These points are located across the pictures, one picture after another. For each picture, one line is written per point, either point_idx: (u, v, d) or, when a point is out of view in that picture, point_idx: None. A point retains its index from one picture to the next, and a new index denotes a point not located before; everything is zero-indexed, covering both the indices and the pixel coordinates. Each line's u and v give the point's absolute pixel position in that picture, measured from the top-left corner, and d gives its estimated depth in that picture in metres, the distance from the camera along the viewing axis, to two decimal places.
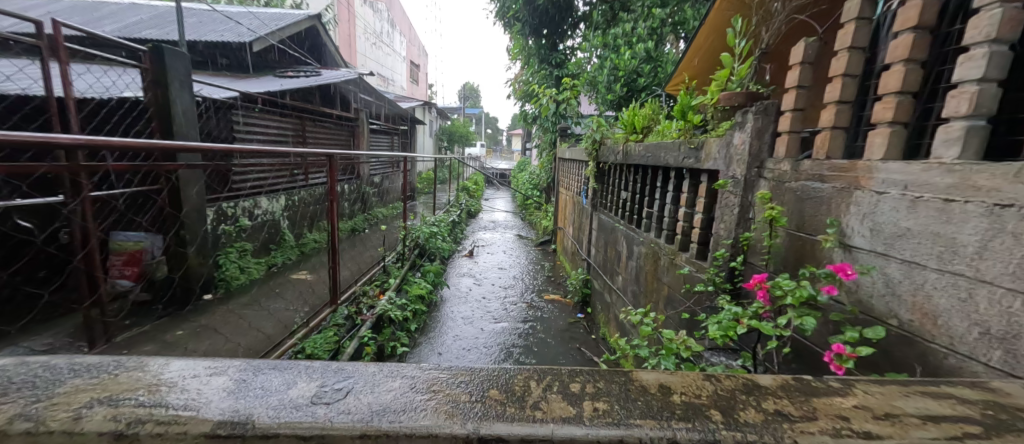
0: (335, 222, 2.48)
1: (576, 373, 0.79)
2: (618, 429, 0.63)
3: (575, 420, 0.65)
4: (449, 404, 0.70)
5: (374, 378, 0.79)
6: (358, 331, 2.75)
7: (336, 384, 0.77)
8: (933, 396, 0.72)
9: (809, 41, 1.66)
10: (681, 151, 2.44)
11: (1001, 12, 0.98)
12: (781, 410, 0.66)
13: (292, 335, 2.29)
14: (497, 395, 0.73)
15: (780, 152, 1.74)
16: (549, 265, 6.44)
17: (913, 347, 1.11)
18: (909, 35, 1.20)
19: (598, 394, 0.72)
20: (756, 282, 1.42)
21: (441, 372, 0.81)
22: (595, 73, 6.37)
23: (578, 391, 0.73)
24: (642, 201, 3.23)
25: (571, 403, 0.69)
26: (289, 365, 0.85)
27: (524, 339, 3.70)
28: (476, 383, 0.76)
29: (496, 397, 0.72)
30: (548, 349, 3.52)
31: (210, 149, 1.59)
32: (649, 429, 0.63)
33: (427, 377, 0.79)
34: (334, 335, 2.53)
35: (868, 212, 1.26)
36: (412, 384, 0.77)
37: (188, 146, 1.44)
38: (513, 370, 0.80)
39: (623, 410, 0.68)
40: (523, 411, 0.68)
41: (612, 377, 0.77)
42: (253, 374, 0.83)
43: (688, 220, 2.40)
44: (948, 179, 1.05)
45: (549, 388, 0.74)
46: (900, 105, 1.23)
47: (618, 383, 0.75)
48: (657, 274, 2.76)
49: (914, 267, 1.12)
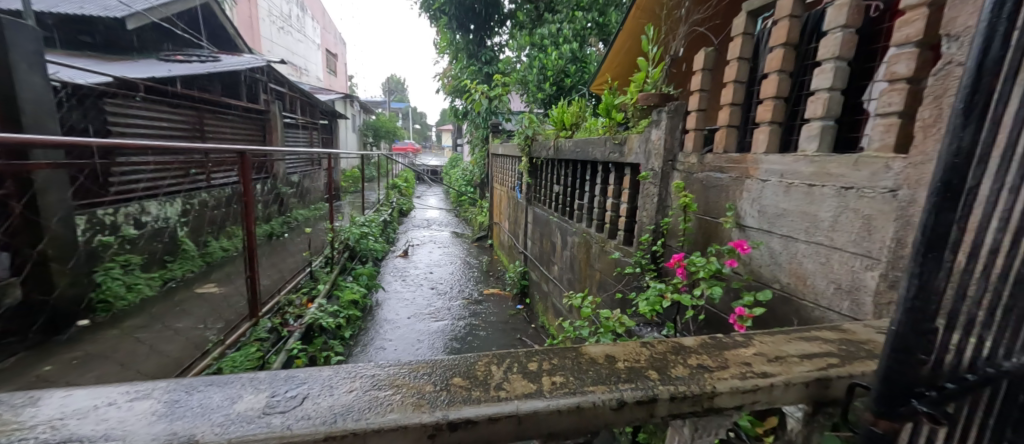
0: (252, 226, 2.29)
1: (529, 353, 0.79)
2: (574, 397, 0.64)
3: (536, 394, 0.65)
4: (414, 396, 0.68)
5: (332, 380, 0.73)
6: (285, 343, 2.51)
7: (289, 392, 0.70)
8: (806, 339, 0.92)
9: (708, 51, 1.92)
10: (606, 146, 2.67)
11: (841, 36, 1.24)
12: (702, 364, 0.75)
13: (206, 355, 2.07)
14: (460, 382, 0.71)
15: (688, 147, 2.00)
16: (487, 260, 6.52)
17: (792, 305, 1.37)
18: (780, 50, 1.46)
19: (554, 369, 0.72)
20: (676, 261, 1.63)
21: (401, 368, 0.78)
22: (523, 70, 6.57)
23: (535, 369, 0.72)
24: (573, 193, 3.46)
25: (531, 380, 0.69)
26: (231, 379, 0.76)
27: (467, 333, 3.81)
28: (438, 373, 0.75)
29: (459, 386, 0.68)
30: (492, 341, 3.65)
31: (87, 144, 1.39)
32: (600, 394, 0.64)
33: (387, 374, 0.76)
34: (257, 350, 2.26)
35: (758, 198, 1.53)
36: (373, 382, 0.73)
37: (50, 141, 1.24)
38: (473, 358, 0.79)
39: (578, 380, 0.68)
40: (488, 393, 0.66)
41: (563, 353, 0.78)
42: (187, 393, 0.72)
43: (615, 209, 2.64)
44: (811, 168, 1.31)
45: (509, 369, 0.73)
46: (776, 107, 1.50)
47: (570, 358, 0.76)
48: (589, 261, 2.99)
49: (789, 240, 1.39)
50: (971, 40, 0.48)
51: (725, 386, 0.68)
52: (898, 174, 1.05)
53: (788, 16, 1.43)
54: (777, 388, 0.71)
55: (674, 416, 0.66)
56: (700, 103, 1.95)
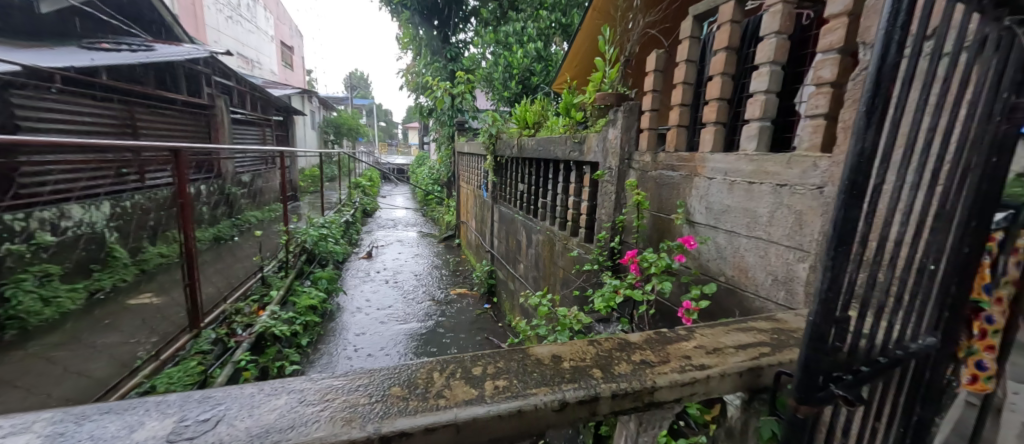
0: (189, 229, 2.15)
1: (473, 357, 0.78)
2: (516, 400, 0.63)
3: (477, 400, 0.63)
4: (346, 410, 0.62)
5: (253, 399, 0.65)
6: (231, 355, 2.35)
7: (201, 415, 0.62)
8: (743, 330, 0.97)
9: (659, 53, 1.98)
10: (567, 145, 2.70)
11: (775, 41, 1.31)
12: (645, 359, 0.77)
13: (133, 373, 1.92)
14: (400, 391, 0.67)
15: (643, 147, 2.06)
16: (455, 260, 6.44)
17: (735, 296, 1.45)
18: (723, 54, 1.53)
19: (499, 373, 0.71)
20: (629, 257, 1.68)
21: (336, 380, 0.71)
22: (488, 68, 6.53)
23: (479, 374, 0.71)
24: (537, 191, 3.48)
25: (474, 385, 0.67)
26: (132, 405, 0.65)
27: (433, 335, 3.75)
28: (377, 384, 0.69)
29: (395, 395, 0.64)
30: (458, 342, 3.61)
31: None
32: (543, 396, 0.64)
33: (318, 388, 0.68)
34: (198, 364, 2.10)
35: (705, 195, 1.59)
36: (301, 398, 0.66)
37: None
38: (416, 365, 0.75)
39: (522, 383, 0.68)
40: (427, 402, 0.63)
41: (509, 355, 0.78)
42: (75, 424, 0.61)
43: (576, 207, 2.68)
44: (750, 166, 1.38)
45: (452, 375, 0.70)
46: (720, 108, 1.57)
47: (516, 360, 0.75)
48: (553, 258, 3.01)
49: (733, 235, 1.46)
50: (874, 45, 0.50)
51: (666, 381, 0.70)
52: (824, 172, 1.13)
53: (729, 21, 1.50)
54: (713, 379, 0.74)
55: (616, 413, 0.67)
56: (653, 103, 2.01)
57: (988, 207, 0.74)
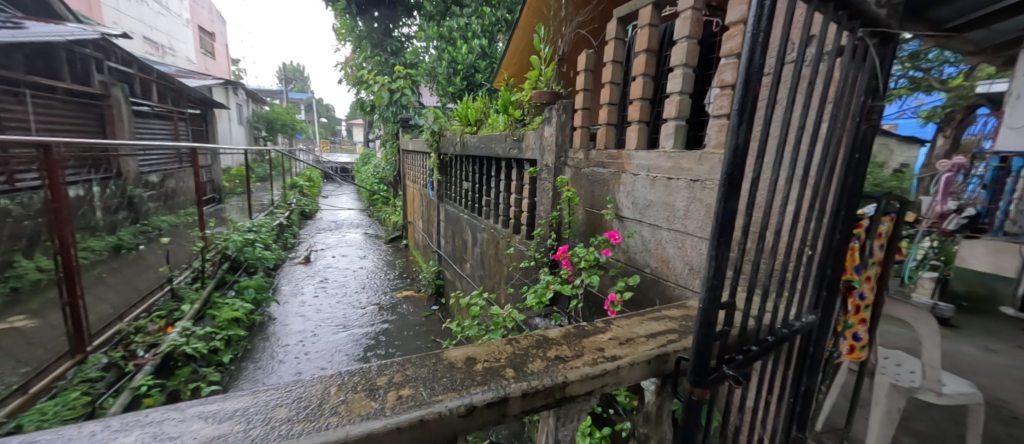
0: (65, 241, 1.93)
1: (383, 364, 0.74)
2: (418, 410, 0.60)
3: (375, 413, 0.59)
4: (216, 440, 0.53)
5: (96, 439, 0.54)
6: (129, 381, 2.10)
7: None
8: (657, 319, 1.02)
9: (588, 53, 2.03)
10: (507, 142, 2.70)
11: (686, 46, 1.38)
12: (559, 355, 0.78)
13: None
14: (288, 411, 0.60)
15: (576, 144, 2.11)
16: (401, 262, 6.22)
17: (659, 286, 1.53)
18: (643, 56, 1.60)
19: (405, 382, 0.67)
20: (561, 253, 1.75)
21: (211, 405, 0.61)
22: (432, 63, 6.35)
23: (384, 384, 0.67)
24: (480, 189, 3.46)
25: (374, 398, 0.63)
26: None
27: (377, 341, 3.59)
28: (261, 405, 0.61)
29: (284, 416, 0.58)
30: (403, 348, 3.48)
31: None
32: (449, 402, 0.62)
33: (185, 418, 0.58)
34: (83, 395, 1.84)
35: (631, 191, 1.67)
36: (160, 433, 0.55)
37: None
38: (313, 380, 0.68)
39: (428, 390, 0.65)
40: (317, 421, 0.57)
41: (422, 359, 0.76)
42: None
43: (518, 204, 2.69)
44: (668, 163, 1.46)
45: (352, 388, 0.65)
46: (642, 108, 1.63)
47: (427, 366, 0.73)
48: (497, 256, 3.01)
49: (654, 228, 1.54)
50: (744, 46, 0.53)
51: (576, 375, 0.72)
52: None
53: (647, 25, 1.57)
54: (622, 369, 0.77)
55: (527, 412, 0.68)
56: (584, 101, 2.06)
57: (853, 195, 0.86)
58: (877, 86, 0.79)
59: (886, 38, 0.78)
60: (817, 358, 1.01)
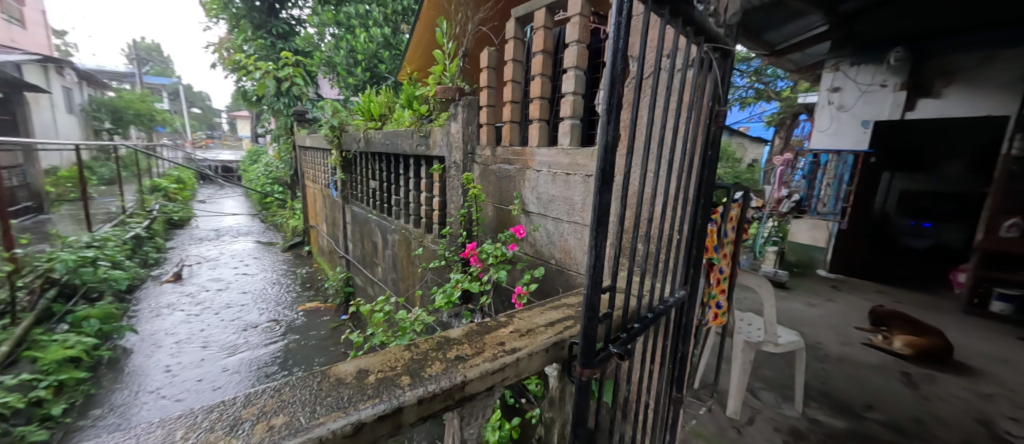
0: None
1: (256, 391, 0.66)
2: (293, 438, 0.54)
3: None
4: None
5: None
6: None
7: None
8: (557, 307, 1.07)
9: (490, 50, 2.03)
10: (413, 139, 2.60)
11: (576, 49, 1.47)
12: (459, 354, 0.77)
13: None
14: None
15: (483, 141, 2.12)
16: (303, 271, 5.61)
17: (562, 276, 1.61)
18: (540, 57, 1.66)
19: (280, 408, 0.61)
20: (470, 250, 1.76)
21: None
22: (329, 52, 5.84)
23: (253, 414, 0.60)
24: (388, 188, 3.29)
25: (238, 434, 0.55)
26: None
27: (272, 363, 3.19)
28: None
29: None
30: (305, 365, 3.17)
31: None
32: (331, 423, 0.57)
33: None
34: None
35: (535, 186, 1.72)
36: None
37: None
38: (155, 424, 0.57)
39: (307, 413, 0.60)
40: None
41: (304, 380, 0.69)
42: None
43: (428, 203, 2.62)
44: (566, 159, 1.54)
45: (209, 427, 0.57)
46: (541, 106, 1.70)
47: (309, 386, 0.67)
48: (409, 258, 2.89)
49: (557, 221, 1.62)
50: (608, 50, 0.58)
51: (474, 374, 0.72)
52: None
53: (542, 27, 1.64)
54: (522, 360, 0.79)
55: (424, 418, 0.67)
56: (489, 98, 2.07)
57: (706, 185, 1.03)
58: (720, 93, 0.95)
59: (724, 53, 0.95)
60: (686, 326, 1.17)
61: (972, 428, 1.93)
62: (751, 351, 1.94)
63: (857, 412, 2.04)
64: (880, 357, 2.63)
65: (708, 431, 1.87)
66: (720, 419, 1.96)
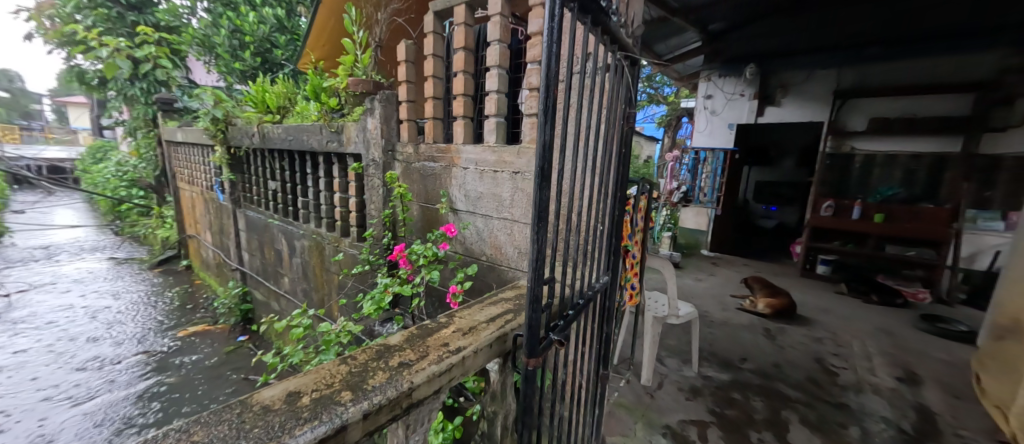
0: None
1: (155, 437, 0.56)
2: None
3: None
4: None
5: None
6: None
7: None
8: (495, 303, 1.09)
9: (407, 43, 1.95)
10: (322, 134, 2.40)
11: (498, 49, 1.49)
12: (403, 361, 0.75)
13: None
14: None
15: (404, 137, 2.04)
16: (182, 290, 4.78)
17: (494, 272, 1.65)
18: (461, 54, 1.65)
19: None
20: (398, 252, 1.69)
21: None
22: (202, 29, 4.95)
23: None
24: (294, 190, 3.00)
25: None
26: None
27: (136, 408, 2.72)
28: None
29: None
30: (191, 400, 2.77)
31: None
32: None
33: None
34: None
35: (463, 183, 1.72)
36: None
37: None
38: None
39: None
40: None
41: (220, 415, 0.61)
42: None
43: (344, 204, 2.46)
44: (493, 156, 1.57)
45: None
46: (465, 103, 1.69)
47: (229, 421, 0.59)
48: (324, 265, 2.68)
49: (487, 218, 1.64)
50: (543, 53, 0.60)
51: (421, 379, 0.71)
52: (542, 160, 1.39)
53: (462, 24, 1.62)
54: (467, 359, 0.80)
55: (371, 432, 0.64)
56: (408, 94, 1.99)
57: (623, 180, 1.14)
58: (631, 97, 1.06)
59: (633, 61, 1.05)
60: (610, 308, 1.29)
61: (812, 366, 2.42)
62: (659, 324, 2.18)
63: (737, 364, 2.43)
64: (750, 318, 3.15)
65: (628, 400, 2.07)
66: (637, 387, 2.18)
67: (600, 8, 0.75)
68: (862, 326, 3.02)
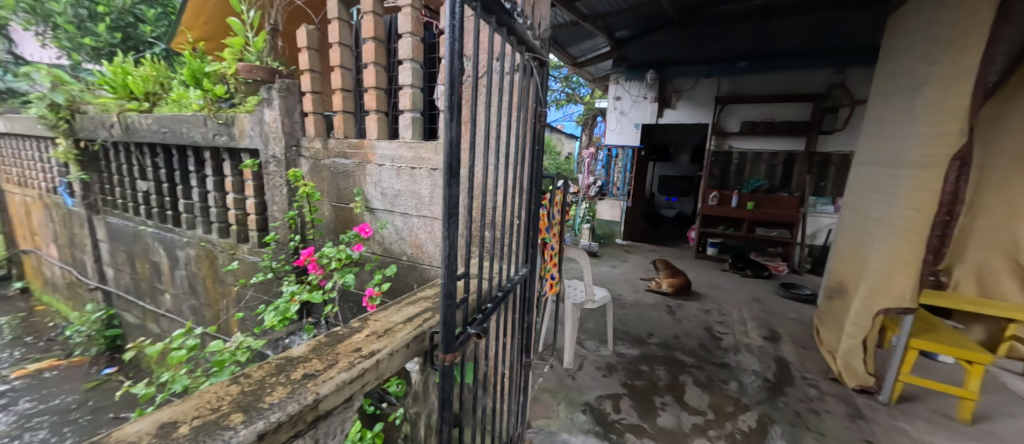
0: None
1: None
2: None
3: None
4: None
5: None
6: None
7: None
8: (413, 302, 1.07)
9: (309, 28, 1.78)
10: (207, 127, 2.10)
11: (411, 41, 1.44)
12: (308, 372, 0.71)
13: None
14: None
15: (310, 131, 1.89)
16: (16, 320, 3.82)
17: (416, 271, 1.62)
18: (371, 44, 1.57)
19: None
20: (306, 257, 1.56)
21: None
22: None
23: None
24: (175, 192, 2.58)
25: None
26: None
27: None
28: None
29: None
30: None
31: None
32: None
33: None
34: None
35: (378, 181, 1.65)
36: None
37: None
38: None
39: None
40: None
41: None
42: None
43: (240, 207, 2.20)
44: (410, 153, 1.53)
45: None
46: (378, 97, 1.62)
47: None
48: (216, 276, 2.37)
49: (407, 216, 1.59)
50: (445, 51, 0.61)
51: (328, 388, 0.67)
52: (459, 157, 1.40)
53: (371, 12, 1.54)
54: (381, 361, 0.78)
55: None
56: (313, 84, 1.84)
57: (536, 176, 1.19)
58: (540, 96, 1.11)
59: (541, 62, 1.11)
60: (529, 299, 1.34)
61: (703, 334, 2.80)
62: (578, 310, 2.33)
63: (644, 340, 2.70)
64: (656, 297, 3.51)
65: (551, 384, 2.18)
66: (559, 371, 2.31)
67: (504, 9, 0.77)
68: (740, 297, 3.56)
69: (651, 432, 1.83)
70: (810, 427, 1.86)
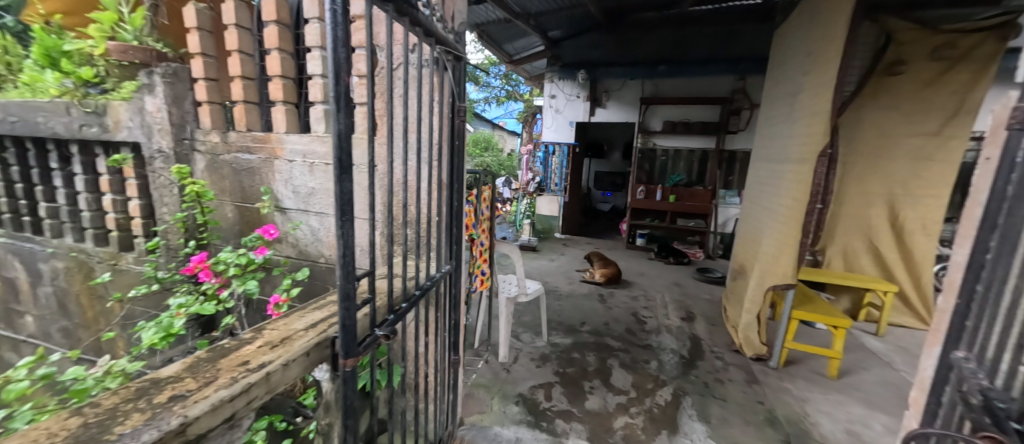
0: None
1: None
2: None
3: None
4: None
5: None
6: None
7: None
8: (321, 307, 1.01)
9: (200, 6, 1.57)
10: (70, 116, 1.77)
11: (318, 28, 1.34)
12: (178, 392, 0.63)
13: None
14: None
15: (205, 123, 1.69)
16: None
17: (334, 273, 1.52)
18: (274, 28, 1.43)
19: None
20: (197, 264, 1.39)
21: None
22: None
23: None
24: (33, 194, 2.14)
25: None
26: None
27: None
28: None
29: None
30: None
31: None
32: None
33: None
34: None
35: (288, 179, 1.52)
36: None
37: None
38: None
39: None
40: None
41: None
42: None
43: (123, 210, 1.89)
44: (323, 147, 1.43)
45: None
46: (286, 87, 1.49)
47: None
48: (93, 290, 2.03)
49: (322, 216, 1.49)
50: (326, 37, 0.57)
51: (199, 410, 0.60)
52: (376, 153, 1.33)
53: None
54: (273, 374, 0.72)
55: None
56: (207, 70, 1.64)
57: (456, 172, 1.18)
58: (458, 92, 1.10)
59: (457, 57, 1.09)
60: (456, 296, 1.32)
61: (629, 319, 3.00)
62: (512, 305, 2.36)
63: (577, 329, 2.83)
64: (589, 287, 3.69)
65: (486, 378, 2.19)
66: (494, 365, 2.33)
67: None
68: (662, 282, 3.86)
69: (580, 416, 1.91)
70: (715, 395, 2.08)
